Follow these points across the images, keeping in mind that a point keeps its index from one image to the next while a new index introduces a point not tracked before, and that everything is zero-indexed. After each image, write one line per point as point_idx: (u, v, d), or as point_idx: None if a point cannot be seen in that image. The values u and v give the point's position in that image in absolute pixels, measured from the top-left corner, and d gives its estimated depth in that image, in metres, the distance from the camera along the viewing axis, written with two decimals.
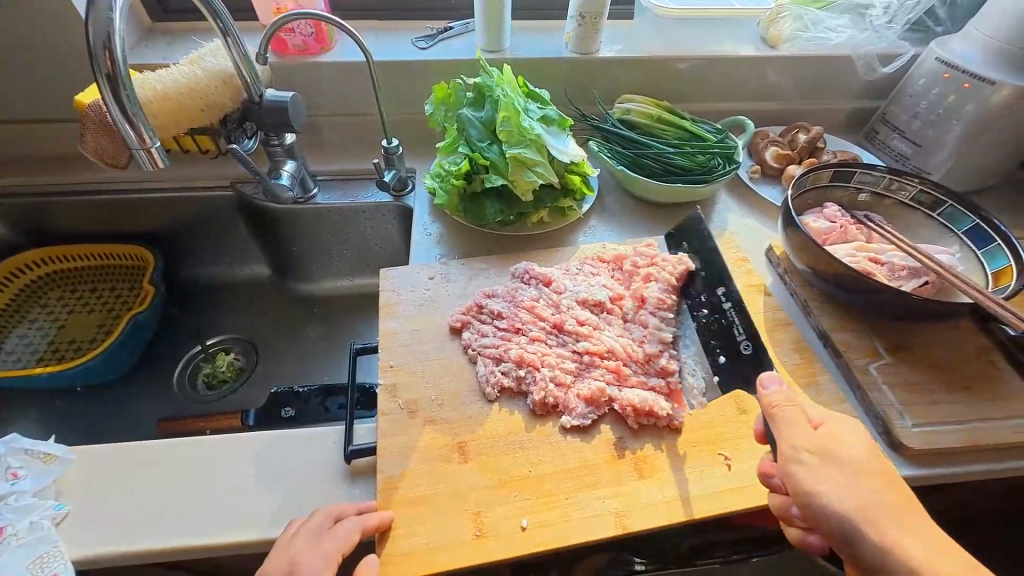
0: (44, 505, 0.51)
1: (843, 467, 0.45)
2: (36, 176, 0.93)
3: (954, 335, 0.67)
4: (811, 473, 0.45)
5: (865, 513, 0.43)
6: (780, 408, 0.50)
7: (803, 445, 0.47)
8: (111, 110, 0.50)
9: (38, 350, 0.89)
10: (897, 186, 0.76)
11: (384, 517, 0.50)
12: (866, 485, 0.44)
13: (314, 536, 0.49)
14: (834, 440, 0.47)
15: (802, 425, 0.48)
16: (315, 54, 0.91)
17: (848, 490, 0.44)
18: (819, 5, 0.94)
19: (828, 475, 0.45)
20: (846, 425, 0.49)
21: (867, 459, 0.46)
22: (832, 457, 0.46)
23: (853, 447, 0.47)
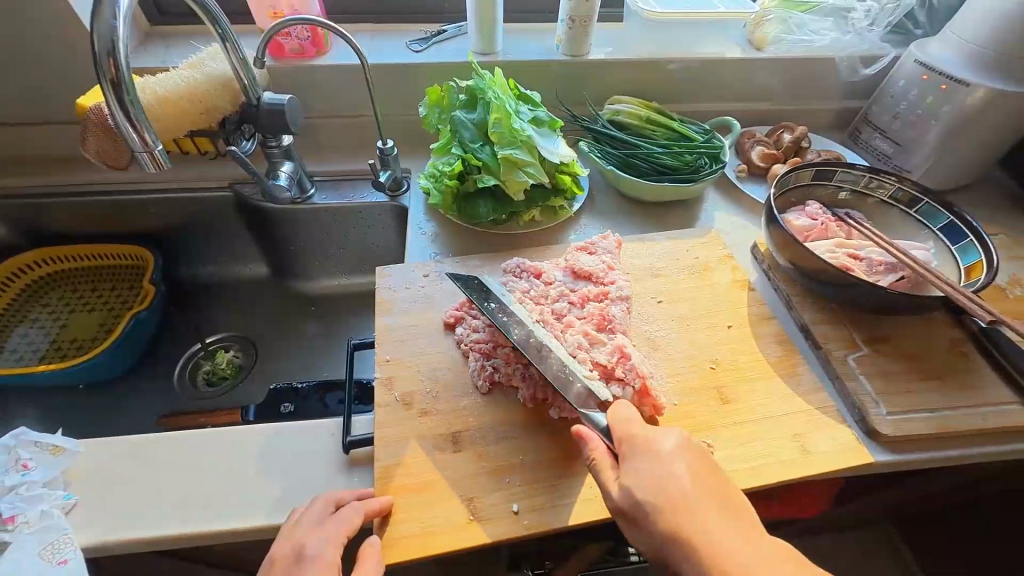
0: (54, 494, 0.54)
1: (635, 518, 0.46)
2: (37, 178, 0.95)
3: (928, 327, 0.70)
4: (624, 525, 0.48)
5: (664, 555, 0.45)
6: (590, 467, 0.51)
7: (613, 500, 0.48)
8: (115, 114, 0.53)
9: (40, 348, 0.91)
10: (876, 184, 0.79)
11: (384, 501, 0.52)
12: (660, 532, 0.45)
13: (318, 520, 0.51)
14: (623, 491, 0.47)
15: (608, 480, 0.49)
16: (311, 57, 0.93)
17: (646, 538, 0.46)
18: (803, 7, 0.95)
19: (630, 528, 0.47)
20: (640, 462, 0.48)
21: (654, 498, 0.46)
22: (627, 511, 0.47)
23: (637, 492, 0.46)
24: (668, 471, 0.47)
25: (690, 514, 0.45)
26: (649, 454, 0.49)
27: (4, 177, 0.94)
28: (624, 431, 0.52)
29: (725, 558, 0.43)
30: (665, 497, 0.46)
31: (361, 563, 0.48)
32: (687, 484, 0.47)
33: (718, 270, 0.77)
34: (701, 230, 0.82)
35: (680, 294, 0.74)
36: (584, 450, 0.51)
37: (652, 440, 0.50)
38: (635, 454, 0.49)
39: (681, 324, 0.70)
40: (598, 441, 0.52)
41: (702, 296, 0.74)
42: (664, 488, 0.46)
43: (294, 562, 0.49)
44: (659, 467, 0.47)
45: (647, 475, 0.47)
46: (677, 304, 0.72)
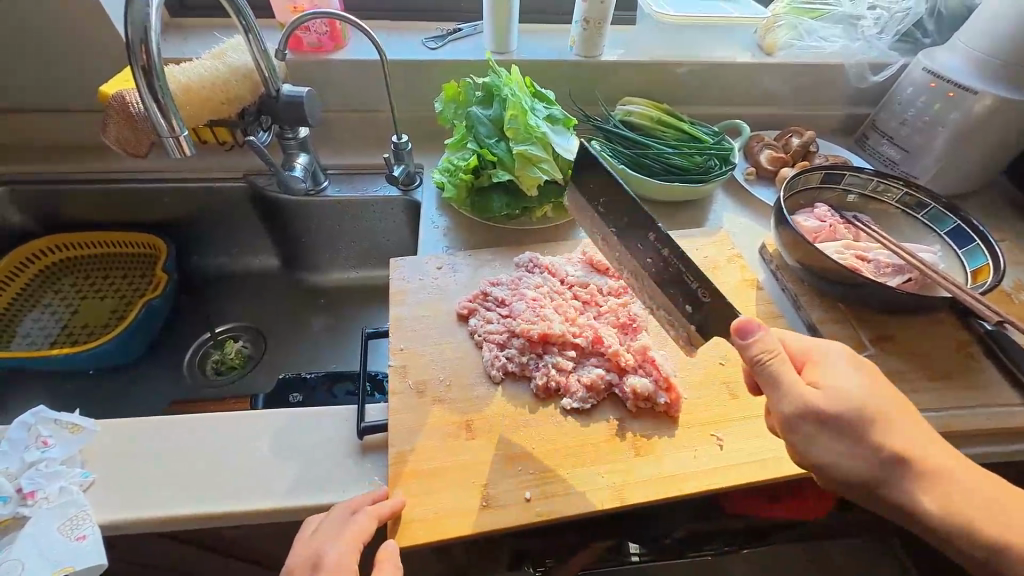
0: (72, 472, 0.54)
1: (846, 425, 0.47)
2: (54, 164, 0.96)
3: (936, 329, 0.71)
4: (809, 432, 0.47)
5: (874, 464, 0.47)
6: (766, 365, 0.47)
7: (800, 406, 0.47)
8: (145, 99, 0.53)
9: (52, 333, 0.92)
10: (883, 189, 0.80)
11: (395, 505, 0.51)
12: (869, 443, 0.47)
13: (331, 531, 0.50)
14: (832, 398, 0.47)
15: (798, 384, 0.47)
16: (329, 51, 0.94)
17: (853, 447, 0.47)
18: (813, 15, 0.98)
19: (831, 435, 0.47)
20: (839, 373, 0.49)
21: (871, 409, 0.47)
22: (833, 418, 0.47)
23: (846, 395, 0.47)
24: (866, 385, 0.49)
25: (895, 427, 0.48)
26: (840, 367, 0.50)
27: (20, 163, 0.95)
28: (790, 348, 0.52)
29: (934, 466, 0.48)
30: (873, 407, 0.48)
31: (380, 566, 0.49)
32: (886, 403, 0.49)
33: (727, 269, 0.78)
34: (710, 230, 0.83)
35: None
36: (755, 348, 0.47)
37: (832, 357, 0.51)
38: (823, 368, 0.50)
39: None
40: (772, 338, 0.48)
41: None
42: (872, 398, 0.48)
43: (312, 570, 0.49)
44: (857, 381, 0.49)
45: (856, 387, 0.48)
46: None
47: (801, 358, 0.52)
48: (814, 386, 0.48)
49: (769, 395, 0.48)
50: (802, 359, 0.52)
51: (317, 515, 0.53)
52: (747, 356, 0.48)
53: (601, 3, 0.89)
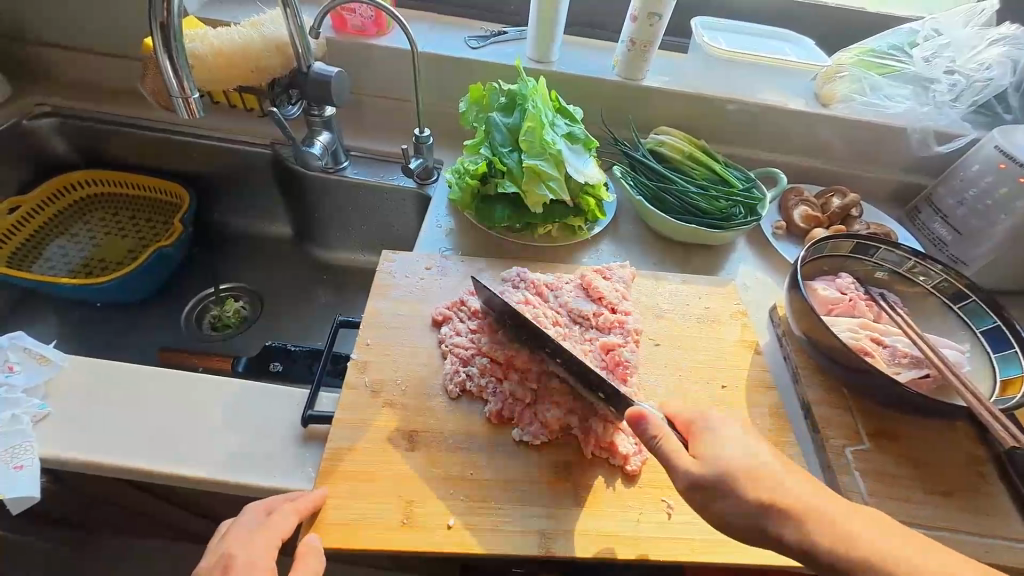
0: (30, 402, 0.57)
1: (723, 487, 0.45)
2: (101, 104, 1.01)
3: (948, 436, 0.64)
4: (702, 500, 0.46)
5: (763, 522, 0.44)
6: (656, 446, 0.48)
7: (686, 475, 0.46)
8: (160, 58, 0.57)
9: (71, 262, 0.96)
10: (919, 270, 0.73)
11: (313, 500, 0.51)
12: (737, 494, 0.45)
13: (247, 535, 0.49)
14: (706, 465, 0.46)
15: (679, 453, 0.48)
16: (371, 36, 0.94)
17: (741, 507, 0.45)
18: (882, 71, 0.89)
19: (713, 499, 0.46)
20: (720, 440, 0.48)
21: (733, 462, 0.46)
22: (710, 483, 0.46)
23: (725, 463, 0.46)
24: (747, 444, 0.48)
25: (785, 483, 0.45)
26: (719, 432, 0.49)
27: (73, 99, 1.01)
28: (673, 417, 0.52)
29: (813, 509, 0.44)
30: (751, 465, 0.46)
31: (301, 562, 0.46)
32: (773, 463, 0.47)
33: (727, 325, 0.73)
34: (719, 280, 0.78)
35: (679, 340, 0.70)
36: (646, 429, 0.49)
37: (710, 422, 0.50)
38: (704, 434, 0.49)
39: (673, 373, 0.67)
40: (660, 421, 0.49)
41: (702, 348, 0.70)
42: (750, 458, 0.47)
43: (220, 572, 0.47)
44: (741, 445, 0.48)
45: (737, 449, 0.47)
46: (675, 350, 0.69)
47: (682, 426, 0.51)
48: (693, 454, 0.48)
49: (667, 470, 0.48)
50: (686, 427, 0.51)
51: (228, 523, 0.53)
52: (643, 437, 0.49)
53: (650, 26, 0.86)
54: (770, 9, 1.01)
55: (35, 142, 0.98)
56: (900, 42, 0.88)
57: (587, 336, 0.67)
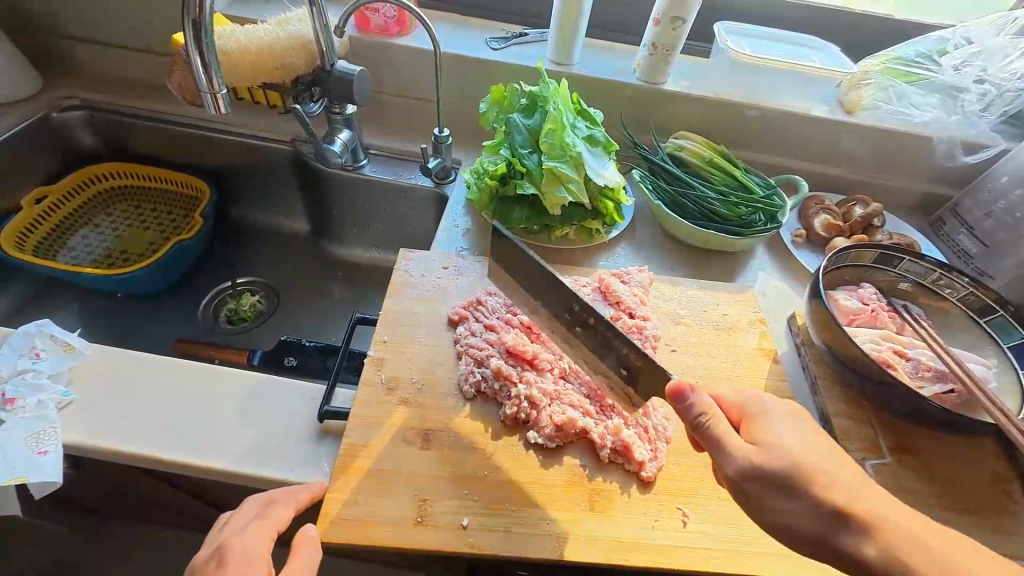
0: (55, 388, 0.58)
1: (784, 483, 0.43)
2: (128, 98, 1.03)
3: (972, 453, 0.62)
4: (757, 493, 0.43)
5: (823, 522, 0.42)
6: (705, 428, 0.45)
7: (743, 464, 0.44)
8: (191, 54, 0.58)
9: (94, 252, 0.98)
10: (944, 282, 0.71)
11: (312, 491, 0.52)
12: (810, 495, 0.42)
13: (245, 525, 0.50)
14: (768, 454, 0.44)
15: (736, 441, 0.45)
16: (393, 35, 0.95)
17: (799, 508, 0.42)
18: (908, 79, 0.87)
19: (772, 493, 0.43)
20: (777, 426, 0.46)
21: (804, 457, 0.44)
22: (772, 475, 0.43)
23: (790, 455, 0.43)
24: (811, 438, 0.46)
25: (845, 482, 0.43)
26: (779, 419, 0.47)
27: (102, 92, 1.03)
28: (725, 404, 0.49)
29: (878, 515, 0.42)
30: (814, 459, 0.43)
31: (296, 551, 0.48)
32: (836, 457, 0.45)
33: (745, 332, 0.72)
34: (738, 287, 0.77)
35: (696, 346, 0.70)
36: (694, 412, 0.45)
37: (768, 408, 0.48)
38: (761, 421, 0.47)
39: (690, 380, 0.66)
40: (707, 399, 0.46)
41: (720, 355, 0.69)
42: (811, 453, 0.44)
43: (214, 566, 0.46)
44: (799, 433, 0.46)
45: (795, 437, 0.45)
46: (691, 357, 0.68)
47: (736, 413, 0.49)
48: (750, 441, 0.45)
49: (715, 453, 0.45)
50: (740, 413, 0.49)
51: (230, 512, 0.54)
52: (688, 420, 0.46)
53: (673, 30, 0.85)
54: (794, 14, 1.00)
55: (63, 134, 1.01)
56: (927, 49, 0.86)
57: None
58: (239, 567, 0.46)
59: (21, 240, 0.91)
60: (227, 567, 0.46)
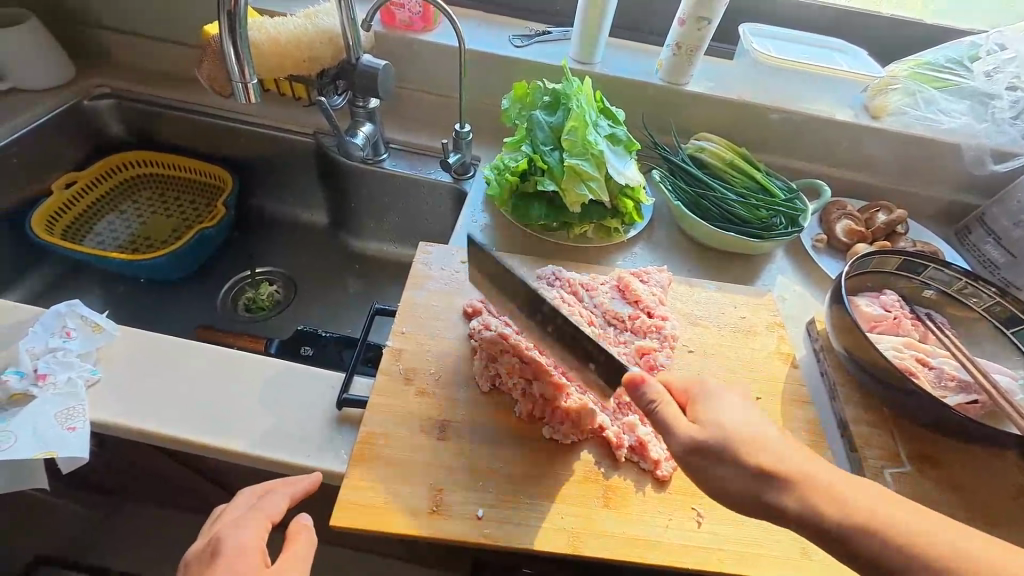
0: (83, 367, 0.59)
1: (721, 454, 0.44)
2: (157, 88, 1.05)
3: (996, 466, 0.61)
4: (701, 466, 0.45)
5: (752, 485, 0.43)
6: (655, 412, 0.47)
7: (685, 442, 0.45)
8: (225, 43, 0.59)
9: (120, 238, 1.00)
10: (970, 291, 0.70)
11: (307, 482, 0.53)
12: (743, 464, 0.44)
13: (239, 516, 0.51)
14: (707, 431, 0.45)
15: (681, 422, 0.46)
16: (417, 31, 0.96)
17: (739, 476, 0.44)
18: (937, 85, 0.86)
19: (712, 466, 0.44)
20: (718, 404, 0.47)
21: (735, 431, 0.45)
22: (709, 449, 0.44)
23: (725, 429, 0.45)
24: (751, 414, 0.47)
25: (783, 452, 0.45)
26: (718, 398, 0.48)
27: (132, 82, 1.05)
28: (672, 386, 0.50)
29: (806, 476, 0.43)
30: (747, 433, 0.45)
31: (292, 541, 0.51)
32: (777, 435, 0.46)
33: (763, 337, 0.71)
34: (757, 291, 0.77)
35: (714, 348, 0.69)
36: (645, 396, 0.47)
37: (708, 389, 0.49)
38: (703, 403, 0.48)
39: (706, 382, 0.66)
40: (659, 387, 0.48)
41: (738, 357, 0.69)
42: (748, 427, 0.46)
43: (208, 555, 0.47)
44: (735, 410, 0.47)
45: (739, 416, 0.47)
46: (709, 358, 0.68)
47: (681, 395, 0.50)
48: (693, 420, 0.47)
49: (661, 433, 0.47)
50: (684, 395, 0.50)
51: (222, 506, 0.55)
52: (640, 404, 0.47)
53: (698, 31, 0.85)
54: (821, 16, 0.99)
55: (94, 121, 1.03)
56: (957, 56, 0.86)
57: (622, 339, 0.67)
58: (234, 555, 0.47)
59: (49, 224, 0.93)
60: (220, 557, 0.47)
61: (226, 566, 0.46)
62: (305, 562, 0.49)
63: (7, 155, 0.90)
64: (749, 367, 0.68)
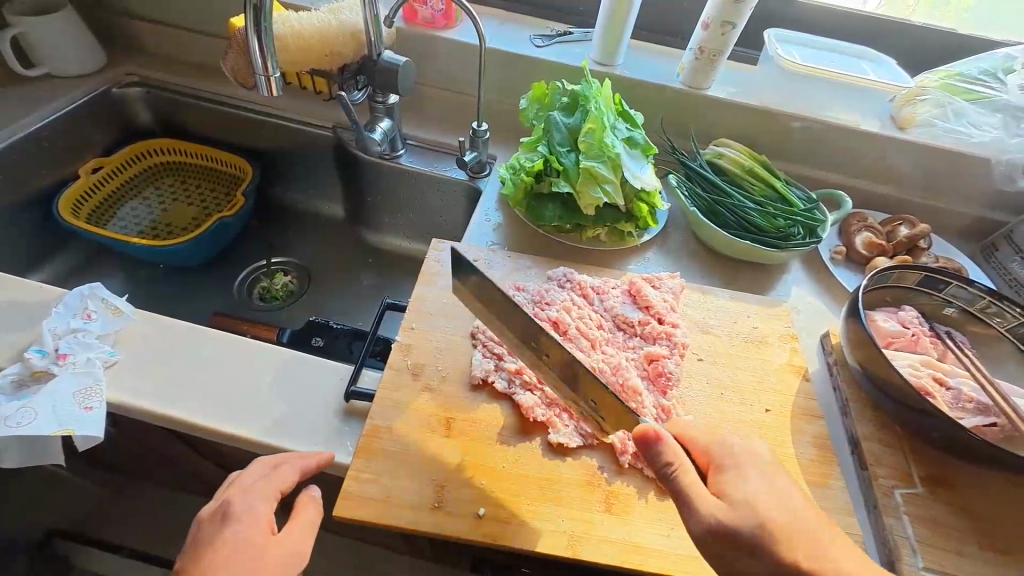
0: (101, 348, 0.61)
1: (751, 543, 0.44)
2: (183, 78, 1.07)
3: (1013, 491, 0.59)
4: (722, 551, 0.45)
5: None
6: (674, 480, 0.47)
7: (709, 522, 0.45)
8: (251, 37, 0.61)
9: (142, 223, 1.02)
10: (993, 310, 0.68)
11: (320, 458, 0.54)
12: (767, 555, 0.44)
13: (252, 484, 0.51)
14: (733, 512, 0.45)
15: (704, 496, 0.46)
16: (439, 28, 0.96)
17: (765, 565, 0.44)
18: (970, 96, 0.85)
19: (739, 555, 0.44)
20: (745, 481, 0.47)
21: (767, 514, 0.45)
22: (737, 534, 0.44)
23: (756, 513, 0.45)
24: (781, 492, 0.47)
25: (822, 542, 0.45)
26: (748, 471, 0.48)
27: (160, 72, 1.08)
28: (694, 450, 0.51)
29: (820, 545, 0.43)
30: (783, 519, 0.45)
31: (299, 511, 0.52)
32: (808, 515, 0.46)
33: (775, 348, 0.70)
34: (771, 300, 0.76)
35: (724, 358, 0.68)
36: (664, 462, 0.47)
37: (737, 457, 0.49)
38: (731, 474, 0.48)
39: (714, 390, 0.65)
40: (675, 447, 0.48)
41: (749, 369, 0.68)
42: (779, 511, 0.46)
43: (219, 519, 0.49)
44: (767, 490, 0.47)
45: (767, 495, 0.46)
46: (719, 368, 0.67)
47: (704, 460, 0.50)
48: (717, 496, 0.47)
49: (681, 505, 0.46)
50: (709, 462, 0.50)
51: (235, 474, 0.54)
52: (657, 467, 0.48)
53: (722, 35, 0.84)
54: (849, 22, 0.97)
55: (122, 109, 1.06)
56: (991, 68, 0.84)
57: (631, 344, 0.67)
58: (244, 521, 0.49)
59: (76, 208, 0.96)
60: (231, 522, 0.49)
61: (236, 531, 0.48)
62: (309, 533, 0.51)
63: (39, 138, 0.93)
64: (760, 378, 0.67)
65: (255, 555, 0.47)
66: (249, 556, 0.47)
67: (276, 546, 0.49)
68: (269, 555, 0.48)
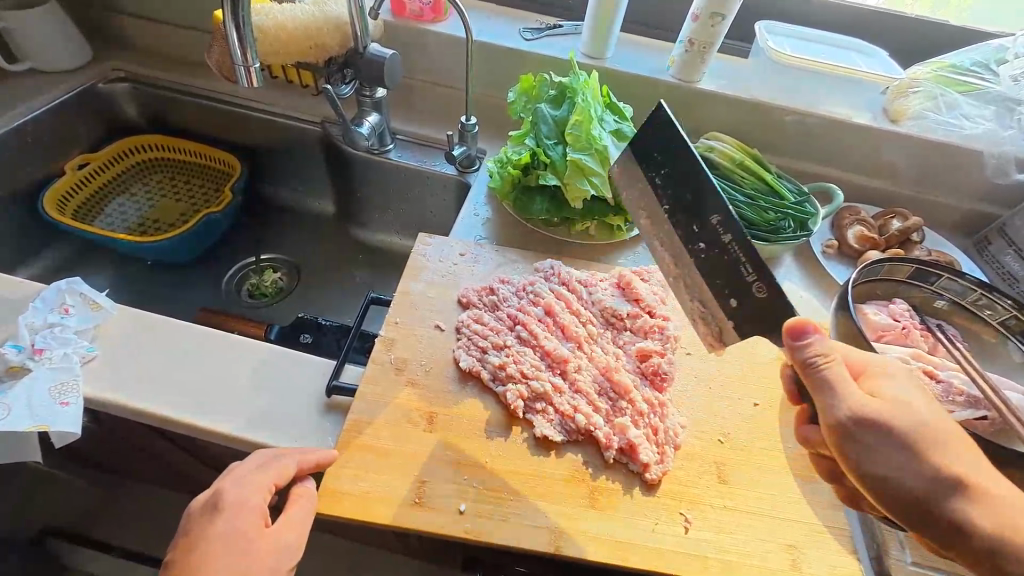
0: (80, 343, 0.60)
1: (891, 432, 0.42)
2: (171, 74, 1.07)
3: None
4: (857, 443, 0.43)
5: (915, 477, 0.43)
6: (820, 371, 0.44)
7: (848, 410, 0.43)
8: (229, 27, 0.60)
9: (129, 220, 1.01)
10: (985, 303, 0.67)
11: (322, 455, 0.51)
12: (907, 453, 0.42)
13: (248, 474, 0.49)
14: (886, 408, 0.43)
15: (850, 390, 0.44)
16: (427, 22, 0.95)
17: (899, 459, 0.43)
18: (962, 88, 0.84)
19: (877, 442, 0.43)
20: (897, 384, 0.45)
21: (917, 421, 0.43)
22: (883, 424, 0.42)
23: (905, 414, 0.43)
24: (927, 407, 0.44)
25: (950, 449, 0.43)
26: (898, 379, 0.45)
27: (148, 68, 1.07)
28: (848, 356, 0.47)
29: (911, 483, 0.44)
30: (926, 424, 0.43)
31: (293, 502, 0.49)
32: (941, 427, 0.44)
33: (764, 342, 0.69)
34: None
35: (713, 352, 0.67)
36: (808, 352, 0.44)
37: (890, 369, 0.46)
38: (883, 378, 0.45)
39: (703, 385, 0.64)
40: (829, 342, 0.45)
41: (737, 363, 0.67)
42: (926, 414, 0.43)
43: (210, 510, 0.47)
44: (916, 397, 0.44)
45: (917, 404, 0.44)
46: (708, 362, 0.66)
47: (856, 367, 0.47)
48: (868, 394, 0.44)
49: (816, 399, 0.45)
50: (860, 368, 0.47)
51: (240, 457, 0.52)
52: (799, 360, 0.45)
53: (711, 27, 0.83)
54: (841, 16, 0.96)
55: (108, 104, 1.05)
56: (984, 59, 0.83)
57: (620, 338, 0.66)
58: (234, 514, 0.46)
59: (61, 204, 0.95)
60: (221, 512, 0.46)
61: (230, 521, 0.46)
62: (303, 526, 0.49)
63: (23, 133, 0.92)
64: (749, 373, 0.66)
65: (244, 549, 0.45)
66: (239, 552, 0.45)
67: (267, 539, 0.47)
68: (261, 547, 0.46)
